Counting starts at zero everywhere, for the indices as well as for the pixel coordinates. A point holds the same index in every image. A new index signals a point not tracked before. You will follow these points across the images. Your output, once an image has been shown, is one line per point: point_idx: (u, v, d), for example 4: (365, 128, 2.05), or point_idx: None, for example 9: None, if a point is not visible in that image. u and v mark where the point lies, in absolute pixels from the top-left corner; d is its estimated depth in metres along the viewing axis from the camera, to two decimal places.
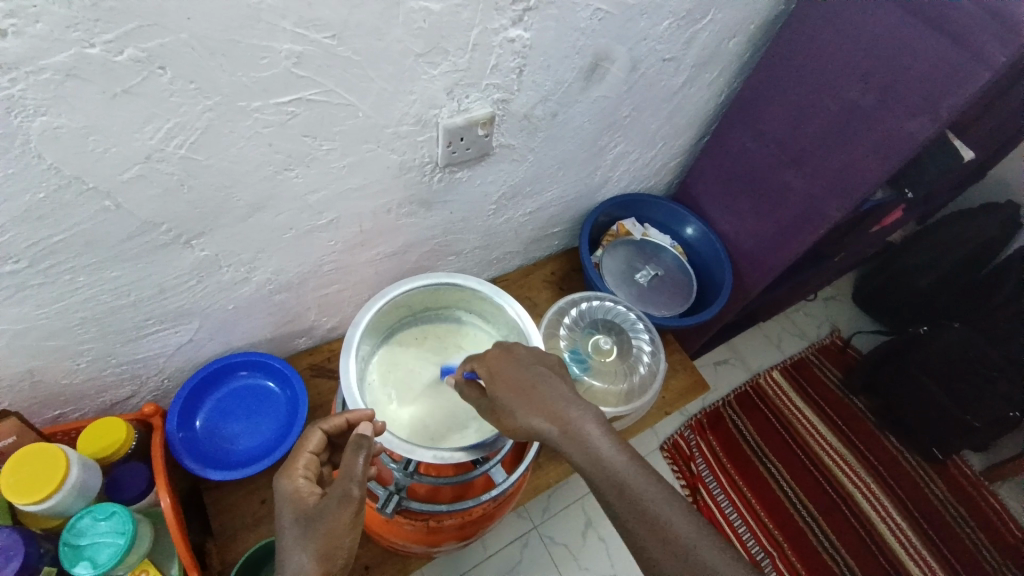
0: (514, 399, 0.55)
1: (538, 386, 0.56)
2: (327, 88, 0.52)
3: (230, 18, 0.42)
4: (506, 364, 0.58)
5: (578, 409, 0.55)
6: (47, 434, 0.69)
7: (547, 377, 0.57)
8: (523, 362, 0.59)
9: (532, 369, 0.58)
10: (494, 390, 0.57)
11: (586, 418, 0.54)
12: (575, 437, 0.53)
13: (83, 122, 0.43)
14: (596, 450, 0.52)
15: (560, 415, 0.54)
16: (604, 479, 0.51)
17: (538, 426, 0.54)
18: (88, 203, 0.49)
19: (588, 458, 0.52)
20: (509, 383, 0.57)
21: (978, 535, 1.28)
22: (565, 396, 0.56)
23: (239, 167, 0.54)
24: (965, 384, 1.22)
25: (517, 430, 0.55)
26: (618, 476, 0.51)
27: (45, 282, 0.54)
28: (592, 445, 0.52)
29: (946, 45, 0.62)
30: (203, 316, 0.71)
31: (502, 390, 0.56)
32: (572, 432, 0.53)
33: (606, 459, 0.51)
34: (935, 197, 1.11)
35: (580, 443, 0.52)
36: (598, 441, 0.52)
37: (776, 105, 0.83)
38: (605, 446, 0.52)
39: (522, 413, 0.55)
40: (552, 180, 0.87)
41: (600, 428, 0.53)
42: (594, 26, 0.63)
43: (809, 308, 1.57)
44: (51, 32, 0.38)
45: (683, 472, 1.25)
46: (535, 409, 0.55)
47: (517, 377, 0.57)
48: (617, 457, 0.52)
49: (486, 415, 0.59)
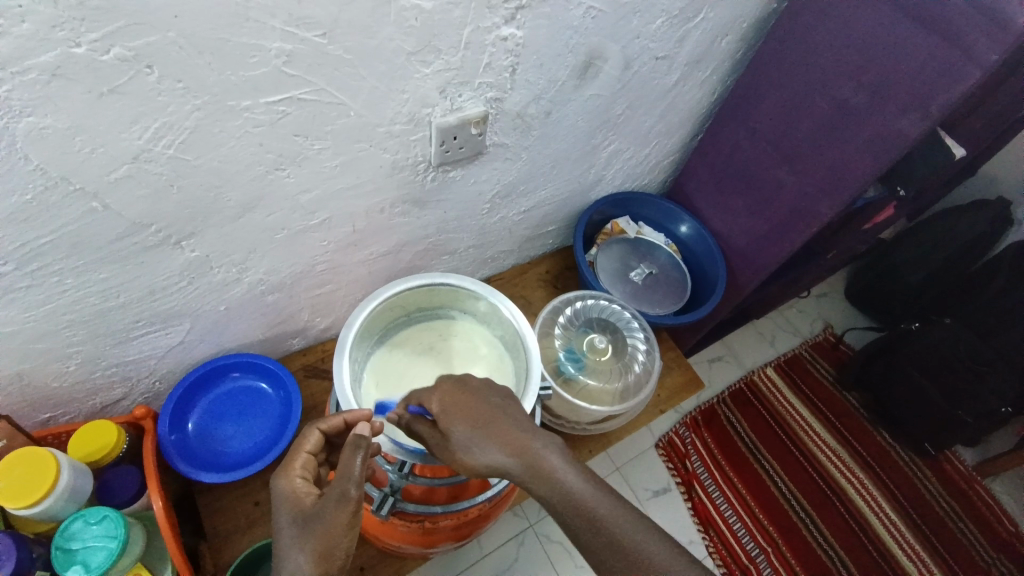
0: (471, 434, 0.53)
1: (497, 418, 0.54)
2: (318, 87, 0.51)
3: (218, 16, 0.42)
4: (462, 397, 0.56)
5: (539, 439, 0.53)
6: (37, 437, 0.68)
7: (505, 408, 0.55)
8: (481, 393, 0.57)
9: (490, 400, 0.56)
10: (449, 426, 0.54)
11: (548, 448, 0.52)
12: (538, 470, 0.51)
13: (68, 122, 0.43)
14: (563, 483, 0.50)
15: (525, 448, 0.52)
16: (574, 511, 0.49)
17: (499, 461, 0.52)
18: (74, 204, 0.48)
19: (555, 491, 0.50)
20: (466, 417, 0.54)
21: (971, 530, 1.29)
22: (526, 427, 0.54)
23: (229, 167, 0.53)
24: (954, 381, 1.23)
25: (474, 468, 0.52)
26: (586, 507, 0.49)
27: (32, 284, 0.53)
28: (558, 476, 0.50)
29: (937, 43, 0.62)
30: (193, 317, 0.70)
31: (458, 425, 0.54)
32: (535, 465, 0.51)
33: (573, 490, 0.50)
34: (927, 194, 1.11)
35: (544, 477, 0.50)
36: (563, 472, 0.50)
37: (769, 103, 0.83)
38: (572, 478, 0.50)
39: (482, 449, 0.52)
40: (545, 179, 0.86)
41: (562, 458, 0.52)
42: (587, 24, 0.63)
43: (803, 305, 1.58)
44: (37, 32, 0.37)
45: (678, 469, 1.26)
46: (495, 443, 0.52)
47: (474, 411, 0.55)
48: (584, 486, 0.50)
49: (440, 453, 0.55)
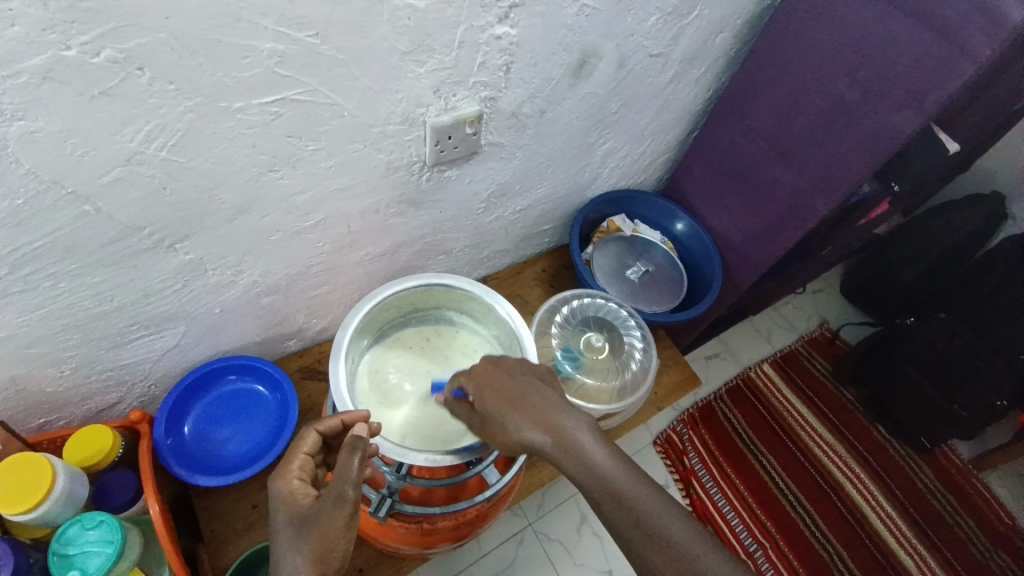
0: (504, 410, 0.55)
1: (529, 395, 0.56)
2: (311, 88, 0.51)
3: (209, 16, 0.41)
4: (496, 374, 0.58)
5: (570, 417, 0.55)
6: (32, 443, 0.68)
7: (538, 386, 0.57)
8: (513, 371, 0.58)
9: (522, 378, 0.57)
10: (483, 403, 0.56)
11: (579, 426, 0.54)
12: (569, 447, 0.53)
13: (60, 125, 0.42)
14: (594, 463, 0.52)
15: (558, 428, 0.54)
16: (601, 489, 0.51)
17: (531, 437, 0.54)
18: (66, 207, 0.48)
19: (585, 469, 0.52)
20: (499, 393, 0.56)
21: (969, 523, 1.30)
22: (557, 404, 0.56)
23: (223, 169, 0.53)
24: (950, 376, 1.24)
25: (508, 442, 0.55)
26: (614, 486, 0.51)
27: (25, 289, 0.53)
28: (589, 455, 0.52)
29: (931, 39, 0.62)
30: (189, 320, 0.70)
31: (492, 401, 0.56)
32: (566, 442, 0.53)
33: (602, 471, 0.51)
34: (921, 189, 1.12)
35: (575, 454, 0.52)
36: (593, 454, 0.52)
37: (764, 100, 0.83)
38: (602, 458, 0.52)
39: (513, 428, 0.54)
40: (541, 177, 0.86)
41: (592, 437, 0.54)
42: (581, 22, 0.63)
43: (799, 301, 1.58)
44: (27, 35, 0.37)
45: (677, 466, 1.26)
46: (527, 419, 0.54)
47: (508, 391, 0.56)
48: (613, 466, 0.52)
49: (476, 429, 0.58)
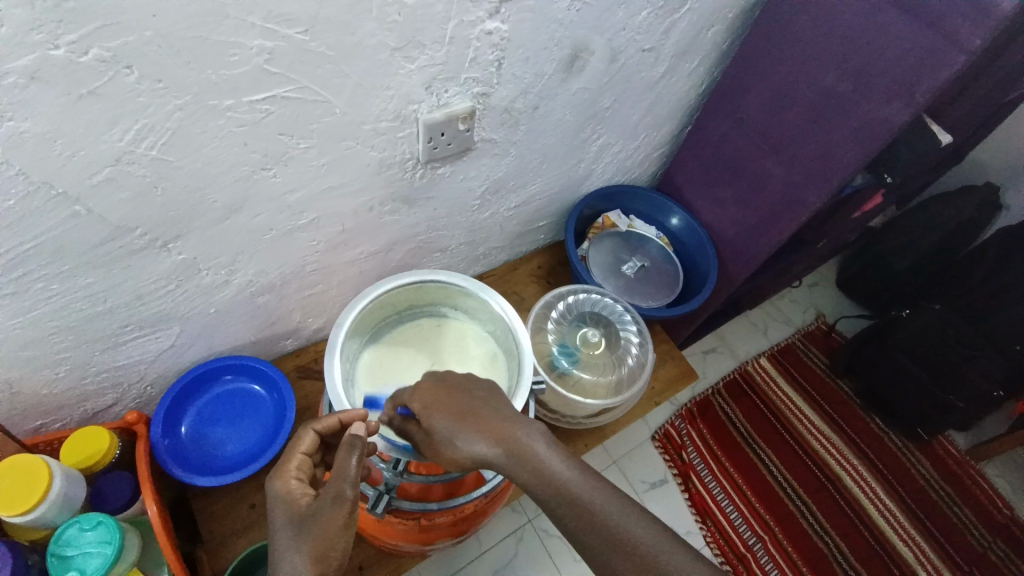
0: (455, 428, 0.53)
1: (482, 410, 0.54)
2: (301, 85, 0.51)
3: (194, 14, 0.41)
4: (444, 391, 0.56)
5: (524, 429, 0.53)
6: (29, 445, 0.68)
7: (491, 399, 0.55)
8: (463, 388, 0.56)
9: (472, 394, 0.56)
10: (431, 422, 0.55)
11: (534, 437, 0.53)
12: (525, 460, 0.52)
13: (47, 125, 0.42)
14: (551, 474, 0.51)
15: (513, 440, 0.53)
16: (558, 498, 0.51)
17: (485, 452, 0.52)
18: (57, 208, 0.48)
19: (542, 481, 0.51)
20: (448, 412, 0.54)
21: (966, 513, 1.31)
22: (511, 416, 0.54)
23: (213, 169, 0.53)
24: (944, 365, 1.24)
25: (460, 460, 0.53)
26: (573, 495, 0.51)
27: (18, 291, 0.53)
28: (543, 465, 0.51)
29: (918, 28, 0.62)
30: (183, 321, 0.70)
31: (441, 420, 0.54)
32: (522, 456, 0.52)
33: (560, 481, 0.51)
34: (914, 181, 1.12)
35: (529, 468, 0.51)
36: (549, 463, 0.52)
37: (756, 93, 0.84)
38: (559, 467, 0.52)
39: (465, 443, 0.53)
40: (535, 173, 0.86)
41: (548, 448, 0.53)
42: (572, 16, 0.63)
43: (794, 294, 1.59)
44: (14, 36, 0.37)
45: (675, 460, 1.26)
46: (480, 435, 0.53)
47: (455, 407, 0.55)
48: (571, 475, 0.52)
49: (425, 447, 0.57)
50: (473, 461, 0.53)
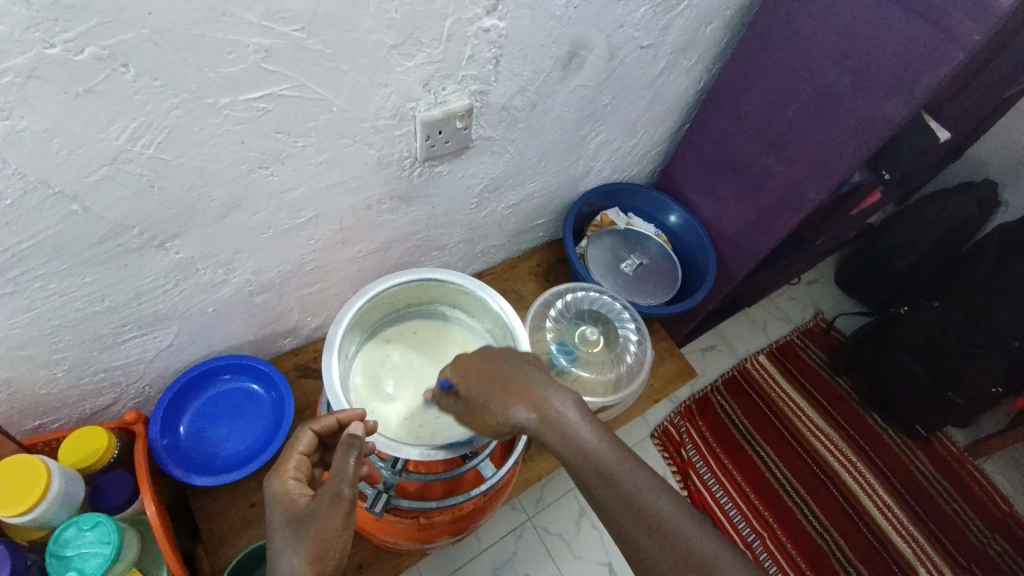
0: (489, 393, 0.55)
1: (515, 376, 0.56)
2: (299, 83, 0.50)
3: (193, 11, 0.41)
4: (481, 360, 0.59)
5: (556, 394, 0.54)
6: (28, 445, 0.68)
7: (525, 368, 0.57)
8: (498, 358, 0.59)
9: (510, 362, 0.57)
10: (470, 390, 0.57)
11: (566, 403, 0.53)
12: (556, 424, 0.52)
13: (44, 123, 0.42)
14: (581, 441, 0.51)
15: (545, 406, 0.53)
16: (586, 466, 0.51)
17: (515, 417, 0.53)
18: (54, 207, 0.48)
19: (571, 448, 0.51)
20: (483, 379, 0.57)
21: (965, 509, 1.31)
22: (544, 382, 0.55)
23: (211, 167, 0.53)
24: (942, 363, 1.25)
25: (496, 424, 0.55)
26: (601, 464, 0.51)
27: (15, 290, 0.53)
28: (573, 431, 0.52)
29: (918, 25, 0.62)
30: (182, 320, 0.70)
31: (479, 387, 0.57)
32: (552, 420, 0.52)
33: (588, 449, 0.51)
34: (913, 178, 1.12)
35: (559, 432, 0.52)
36: (579, 430, 0.52)
37: (755, 90, 0.84)
38: (589, 435, 0.52)
39: (500, 407, 0.54)
40: (533, 171, 0.86)
41: (580, 414, 0.53)
42: (570, 13, 0.63)
43: (793, 291, 1.59)
44: (11, 34, 0.36)
45: (674, 457, 1.27)
46: (512, 400, 0.54)
47: (492, 375, 0.57)
48: (599, 442, 0.52)
49: (465, 412, 0.59)
50: (507, 425, 0.54)
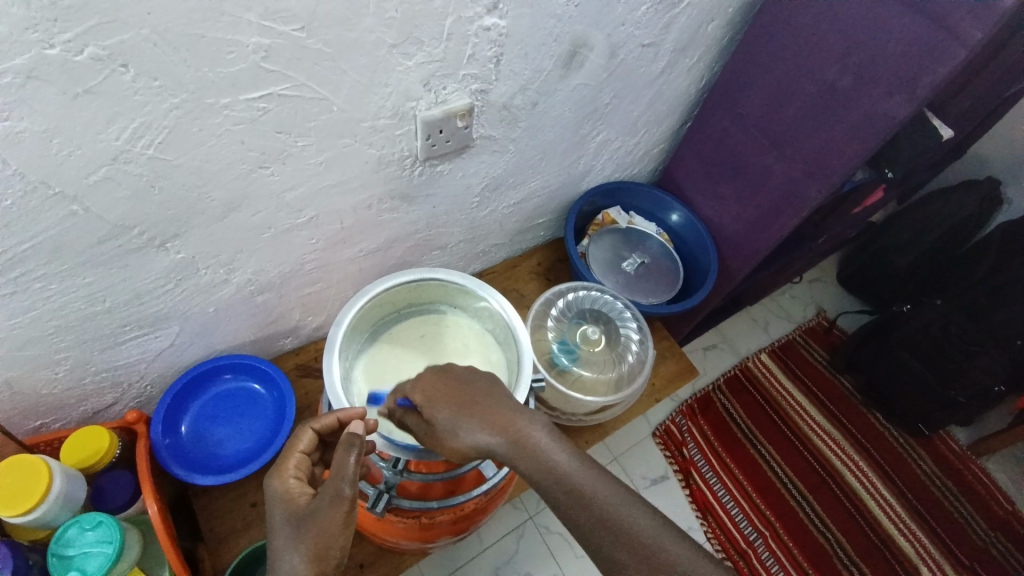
0: (457, 417, 0.54)
1: (483, 399, 0.55)
2: (298, 83, 0.50)
3: (192, 11, 0.41)
4: (446, 381, 0.57)
5: (526, 418, 0.54)
6: (29, 445, 0.68)
7: (493, 391, 0.56)
8: (464, 379, 0.57)
9: (476, 385, 0.57)
10: (435, 413, 0.55)
11: (535, 426, 0.53)
12: (526, 448, 0.52)
13: (44, 124, 0.42)
14: (553, 463, 0.51)
15: (515, 429, 0.53)
16: (559, 488, 0.51)
17: (486, 440, 0.53)
18: (54, 207, 0.48)
19: (543, 470, 0.51)
20: (451, 401, 0.55)
21: (967, 508, 1.31)
22: (513, 406, 0.55)
23: (211, 166, 0.53)
24: (945, 362, 1.24)
25: (462, 450, 0.53)
26: (573, 485, 0.50)
27: (16, 290, 0.53)
28: (545, 454, 0.52)
29: (921, 23, 0.61)
30: (182, 320, 0.70)
31: (444, 410, 0.55)
32: (522, 444, 0.52)
33: (561, 471, 0.51)
34: (915, 176, 1.11)
35: (531, 455, 0.51)
36: (550, 452, 0.52)
37: (756, 89, 0.83)
38: (561, 456, 0.52)
39: (468, 432, 0.53)
40: (534, 170, 0.86)
41: (550, 436, 0.53)
42: (570, 12, 0.62)
43: (795, 290, 1.58)
44: (10, 34, 0.36)
45: (676, 457, 1.26)
46: (482, 424, 0.53)
47: (458, 397, 0.55)
48: (571, 462, 0.52)
49: (427, 437, 0.57)
50: (475, 450, 0.53)
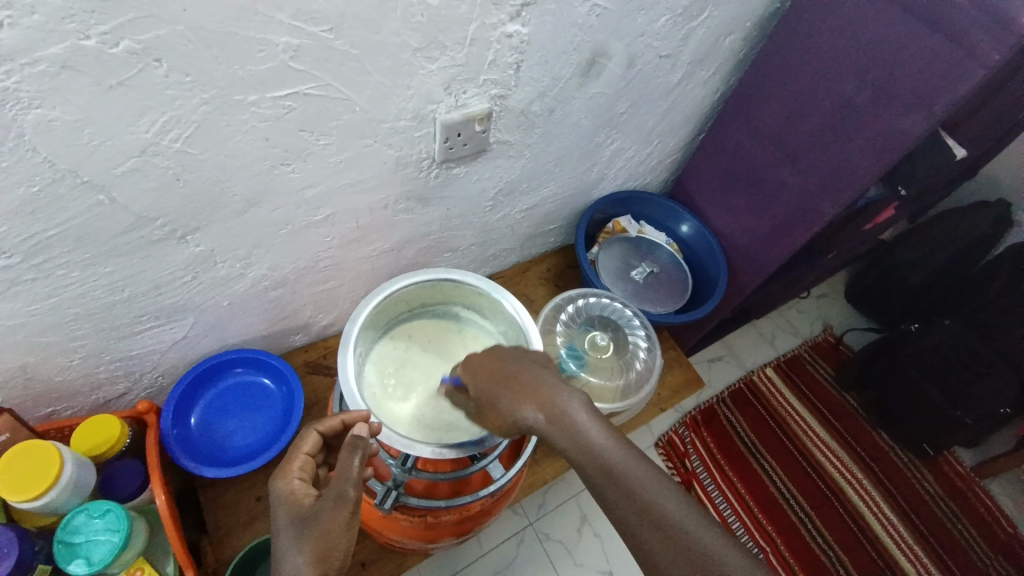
0: (498, 394, 0.56)
1: (523, 376, 0.56)
2: (324, 82, 0.51)
3: (225, 9, 0.42)
4: (490, 362, 0.60)
5: (565, 394, 0.54)
6: (41, 431, 0.68)
7: (532, 367, 0.57)
8: (506, 359, 0.59)
9: (517, 363, 0.58)
10: (481, 390, 0.58)
11: (572, 403, 0.54)
12: (561, 422, 0.52)
13: (76, 114, 0.43)
14: (587, 440, 0.51)
15: (553, 404, 0.53)
16: (592, 464, 0.50)
17: (524, 415, 0.54)
18: (81, 196, 0.49)
19: (577, 445, 0.51)
20: (493, 379, 0.57)
21: (970, 532, 1.30)
22: (553, 382, 0.56)
23: (235, 161, 0.53)
24: (956, 380, 1.24)
25: (504, 424, 0.55)
26: (606, 462, 0.50)
27: (38, 277, 0.54)
28: (580, 431, 0.52)
29: (941, 42, 0.62)
30: (197, 312, 0.70)
31: (487, 386, 0.58)
32: (557, 419, 0.53)
33: (595, 449, 0.51)
34: (928, 194, 1.11)
35: (568, 430, 0.52)
36: (584, 429, 0.52)
37: (771, 103, 0.84)
38: (596, 433, 0.52)
39: (508, 406, 0.55)
40: (548, 176, 0.87)
41: (586, 413, 0.53)
42: (592, 21, 0.63)
43: (803, 305, 1.58)
44: (46, 23, 0.37)
45: (678, 468, 1.26)
46: (520, 399, 0.54)
47: (502, 375, 0.57)
48: (604, 441, 0.51)
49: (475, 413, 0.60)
50: (514, 422, 0.55)
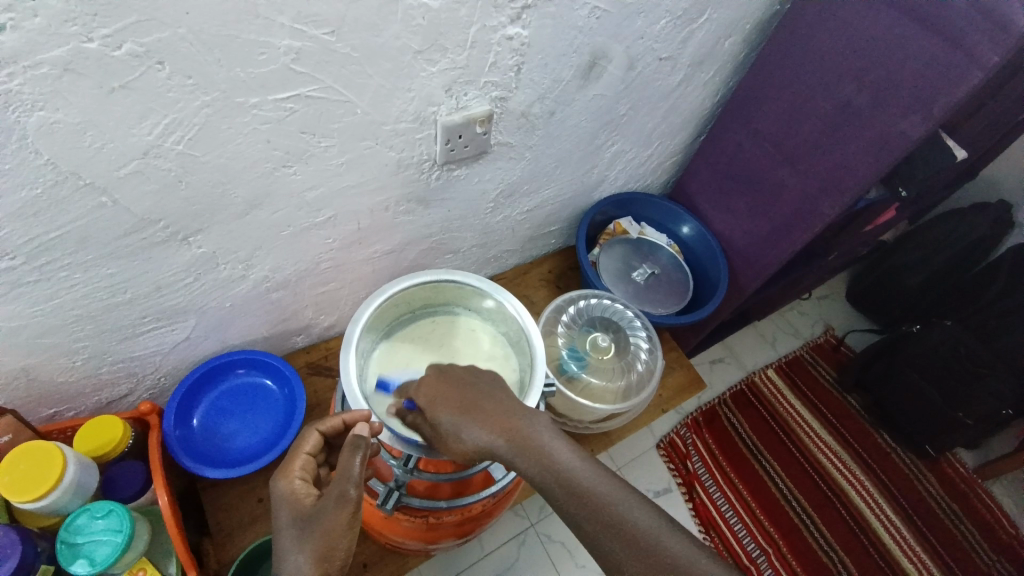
0: (459, 419, 0.54)
1: (485, 400, 0.55)
2: (325, 85, 0.51)
3: (227, 13, 0.42)
4: (445, 386, 0.57)
5: (530, 417, 0.54)
6: (43, 432, 0.69)
7: (494, 390, 0.56)
8: (463, 382, 0.57)
9: (477, 386, 0.57)
10: (436, 414, 0.55)
11: (537, 426, 0.54)
12: (527, 447, 0.52)
13: (78, 117, 0.43)
14: (555, 463, 0.51)
15: (518, 429, 0.53)
16: (562, 487, 0.51)
17: (486, 441, 0.53)
18: (83, 198, 0.49)
19: (545, 469, 0.51)
20: (452, 403, 0.55)
21: (972, 533, 1.29)
22: (516, 405, 0.55)
23: (236, 164, 0.54)
24: (956, 383, 1.23)
25: (465, 452, 0.53)
26: (574, 485, 0.51)
27: (40, 279, 0.54)
28: (547, 454, 0.52)
29: (940, 44, 0.62)
30: (199, 313, 0.71)
31: (445, 411, 0.55)
32: (523, 443, 0.52)
33: (563, 472, 0.51)
34: (928, 196, 1.11)
35: (535, 455, 0.52)
36: (552, 452, 0.52)
37: (771, 105, 0.84)
38: (564, 456, 0.52)
39: (471, 433, 0.53)
40: (549, 178, 0.87)
41: (551, 435, 0.53)
42: (592, 24, 0.64)
43: (804, 306, 1.58)
44: (49, 27, 0.37)
45: (680, 470, 1.26)
46: (484, 424, 0.53)
47: (461, 398, 0.55)
48: (572, 463, 0.52)
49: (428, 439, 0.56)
50: (477, 449, 0.53)
